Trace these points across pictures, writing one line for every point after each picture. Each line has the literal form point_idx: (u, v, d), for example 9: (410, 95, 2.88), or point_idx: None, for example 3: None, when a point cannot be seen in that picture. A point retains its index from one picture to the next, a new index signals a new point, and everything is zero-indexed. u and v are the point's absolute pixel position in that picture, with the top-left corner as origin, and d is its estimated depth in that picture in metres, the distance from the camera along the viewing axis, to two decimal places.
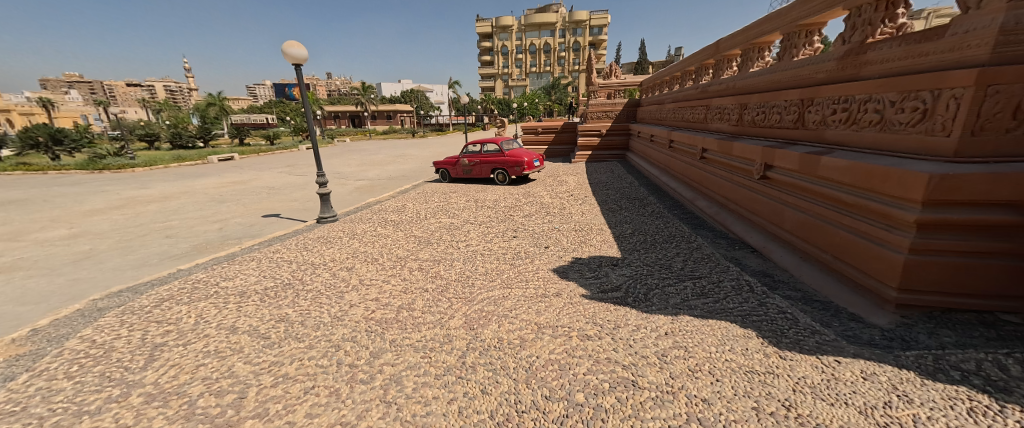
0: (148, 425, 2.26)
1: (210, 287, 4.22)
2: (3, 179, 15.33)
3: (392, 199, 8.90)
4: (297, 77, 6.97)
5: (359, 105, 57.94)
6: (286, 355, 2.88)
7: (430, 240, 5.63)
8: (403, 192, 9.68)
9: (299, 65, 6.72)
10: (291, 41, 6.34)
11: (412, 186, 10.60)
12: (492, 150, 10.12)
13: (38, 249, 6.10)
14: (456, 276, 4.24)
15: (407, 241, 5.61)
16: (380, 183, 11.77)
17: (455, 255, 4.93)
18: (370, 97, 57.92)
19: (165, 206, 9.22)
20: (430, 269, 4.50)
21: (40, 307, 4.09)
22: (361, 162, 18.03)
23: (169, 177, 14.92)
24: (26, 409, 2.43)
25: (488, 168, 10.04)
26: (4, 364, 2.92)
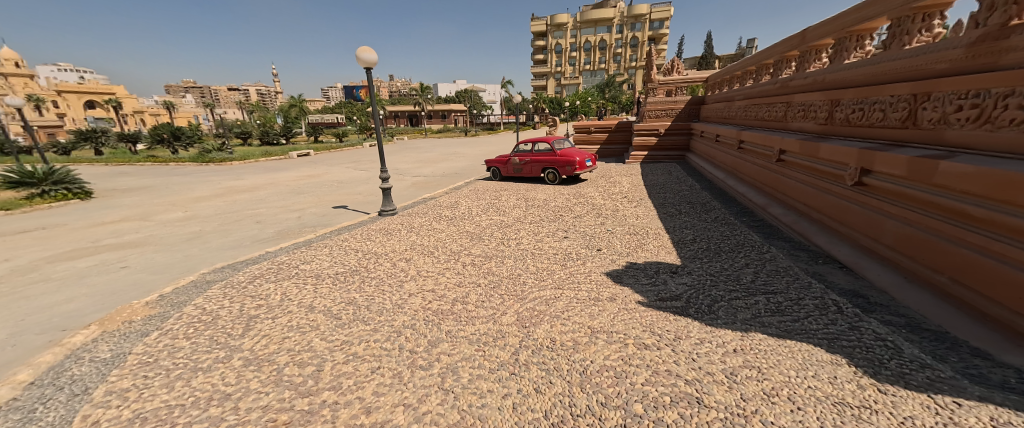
0: (247, 386, 2.59)
1: (291, 268, 4.74)
2: (137, 169, 18.60)
3: (446, 195, 9.26)
4: (368, 80, 7.53)
5: (418, 105, 61.11)
6: (356, 336, 3.14)
7: (482, 236, 5.77)
8: (457, 189, 10.03)
9: (370, 68, 7.25)
10: (364, 46, 6.87)
11: (465, 183, 10.94)
12: (543, 149, 10.06)
13: (162, 228, 7.31)
14: (507, 273, 4.30)
15: (460, 236, 5.80)
16: (435, 180, 12.29)
17: (506, 252, 5.01)
18: (429, 97, 60.83)
19: (256, 196, 10.52)
20: (482, 264, 4.62)
21: (164, 277, 4.90)
22: (418, 159, 18.98)
23: (257, 170, 16.95)
24: (157, 361, 2.92)
25: (540, 167, 9.99)
26: (141, 322, 3.54)
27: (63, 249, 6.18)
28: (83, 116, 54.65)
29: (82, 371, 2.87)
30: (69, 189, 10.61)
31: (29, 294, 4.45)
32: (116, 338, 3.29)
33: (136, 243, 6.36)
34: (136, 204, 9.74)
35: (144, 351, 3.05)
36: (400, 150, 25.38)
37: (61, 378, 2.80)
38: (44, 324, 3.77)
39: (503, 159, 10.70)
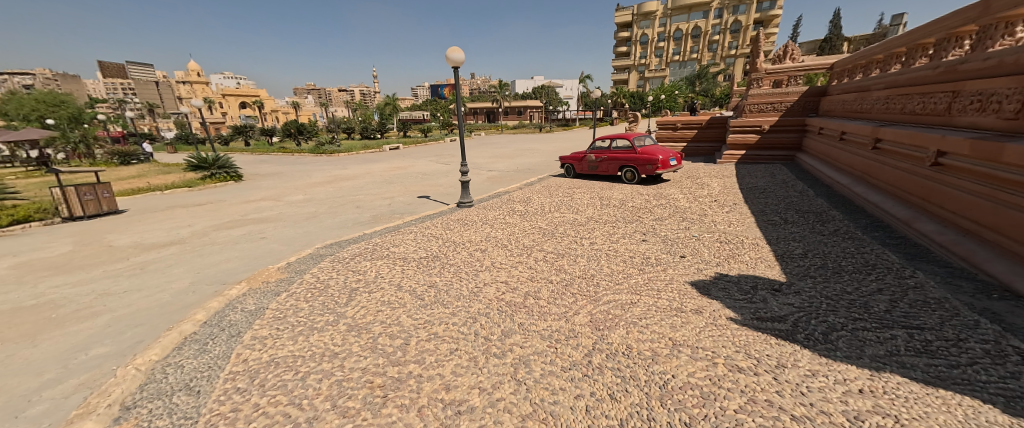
0: (349, 348, 2.97)
1: (384, 250, 5.28)
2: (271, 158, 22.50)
3: (520, 190, 9.40)
4: (454, 78, 7.95)
5: (498, 102, 62.91)
6: (437, 317, 3.37)
7: (554, 233, 5.72)
8: (531, 184, 10.11)
9: (457, 68, 7.65)
10: (454, 47, 7.29)
11: (540, 179, 10.96)
12: (622, 146, 9.50)
13: (287, 208, 8.72)
14: (580, 272, 4.20)
15: (532, 232, 5.84)
16: (511, 175, 12.53)
17: (579, 251, 4.89)
18: (508, 94, 62.15)
19: (356, 183, 11.95)
20: (554, 261, 4.58)
21: (289, 248, 5.86)
22: (495, 154, 19.56)
23: (358, 161, 19.22)
24: (284, 318, 3.52)
25: (618, 166, 9.51)
26: (274, 284, 4.29)
27: (223, 220, 7.78)
28: (238, 114, 67.89)
29: (235, 318, 3.60)
30: (227, 173, 13.32)
31: (202, 253, 5.70)
32: (257, 295, 4.05)
33: (271, 219, 7.72)
34: (271, 187, 11.78)
35: (275, 308, 3.70)
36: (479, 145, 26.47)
37: (222, 322, 3.54)
38: (210, 277, 4.80)
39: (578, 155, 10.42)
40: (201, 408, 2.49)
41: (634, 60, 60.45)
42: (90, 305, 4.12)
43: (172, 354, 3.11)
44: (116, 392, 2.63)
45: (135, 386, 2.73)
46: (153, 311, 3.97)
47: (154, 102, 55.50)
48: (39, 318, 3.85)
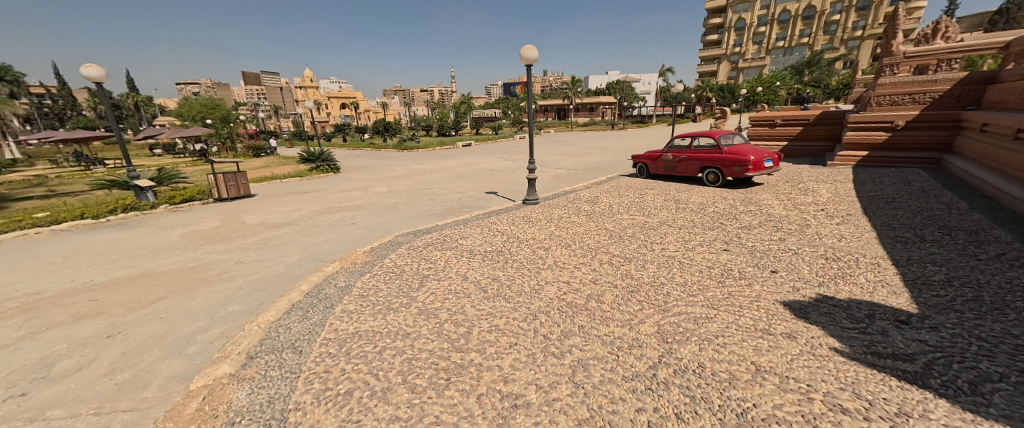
0: (416, 330, 3.18)
1: (453, 241, 5.55)
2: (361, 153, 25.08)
3: (588, 189, 9.16)
4: (527, 76, 7.99)
5: (569, 99, 61.95)
6: (501, 310, 3.45)
7: (622, 235, 5.46)
8: (599, 184, 9.79)
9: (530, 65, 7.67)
10: (527, 44, 7.31)
11: (609, 178, 10.57)
12: (705, 144, 8.71)
13: (373, 198, 9.65)
14: (649, 279, 3.95)
15: (598, 233, 5.65)
16: (580, 173, 12.28)
17: (649, 256, 4.60)
18: (581, 91, 60.75)
19: (431, 177, 12.74)
20: (620, 265, 4.38)
21: (373, 234, 6.49)
22: (563, 152, 19.33)
23: (434, 157, 20.48)
24: (365, 296, 3.90)
25: (699, 166, 8.73)
26: (359, 265, 4.79)
27: (321, 206, 8.89)
28: (338, 114, 77.02)
29: (329, 292, 4.10)
30: (327, 165, 15.19)
31: (306, 234, 6.59)
32: (346, 274, 4.57)
33: (360, 207, 8.63)
34: (360, 179, 13.14)
35: (360, 287, 4.13)
36: (549, 143, 26.29)
37: (319, 294, 4.07)
38: (312, 255, 5.53)
39: (653, 154, 9.81)
40: (301, 367, 2.87)
41: (723, 48, 53.94)
42: (228, 269, 5.03)
43: (281, 317, 3.65)
44: (245, 343, 3.20)
45: (255, 340, 3.26)
46: (270, 279, 4.71)
47: (277, 105, 65.84)
48: (194, 277, 4.80)
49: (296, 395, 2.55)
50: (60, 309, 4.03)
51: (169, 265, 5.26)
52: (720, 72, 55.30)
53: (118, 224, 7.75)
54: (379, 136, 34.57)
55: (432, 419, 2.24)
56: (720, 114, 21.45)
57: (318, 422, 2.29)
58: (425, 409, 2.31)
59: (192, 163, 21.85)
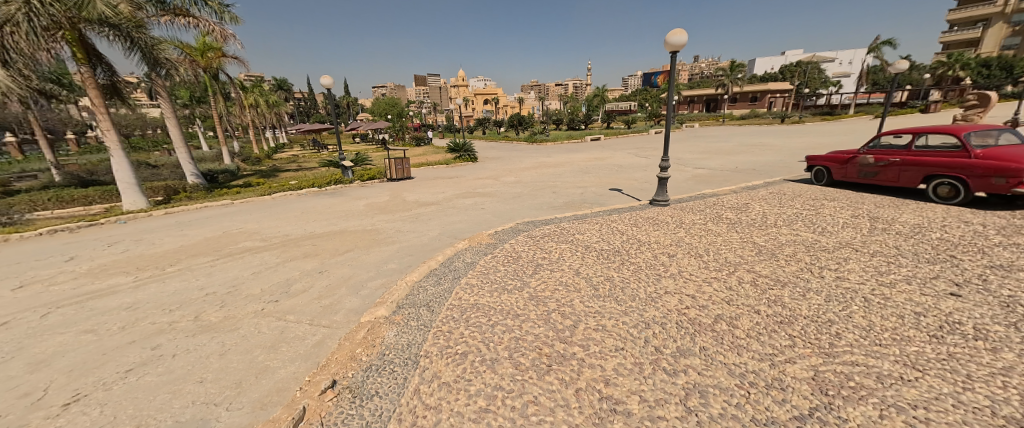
0: (530, 314, 3.53)
1: (570, 235, 5.79)
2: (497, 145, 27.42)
3: (733, 194, 8.22)
4: (672, 63, 7.54)
5: (722, 89, 54.67)
6: (610, 311, 3.53)
7: (775, 254, 4.77)
8: (749, 189, 8.64)
9: (677, 51, 7.22)
10: (676, 29, 6.89)
11: (764, 184, 9.19)
12: (937, 144, 6.35)
13: (501, 187, 10.59)
14: (810, 313, 3.38)
15: (741, 246, 5.08)
16: (724, 175, 10.98)
17: (809, 283, 3.95)
18: (740, 77, 52.53)
19: (556, 170, 13.17)
20: (765, 287, 3.91)
21: (497, 220, 7.18)
22: (706, 150, 17.42)
23: (562, 150, 20.99)
24: (489, 274, 4.48)
25: (922, 174, 6.51)
26: (487, 247, 5.42)
27: (458, 190, 10.22)
28: (479, 109, 85.47)
29: (457, 266, 4.83)
30: (468, 155, 17.24)
31: (446, 213, 7.74)
32: (471, 253, 5.26)
33: (491, 194, 9.57)
34: (492, 168, 14.48)
35: (482, 265, 4.74)
36: (691, 139, 23.74)
37: (451, 266, 4.84)
38: (448, 232, 6.50)
39: (844, 156, 7.94)
40: (430, 323, 3.51)
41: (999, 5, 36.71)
42: (390, 235, 6.34)
43: (420, 279, 4.48)
44: (397, 296, 4.07)
45: (401, 295, 4.10)
46: (417, 247, 5.76)
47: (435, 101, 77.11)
48: (368, 238, 6.21)
49: (425, 345, 3.15)
50: (295, 247, 5.77)
51: (354, 226, 6.92)
52: (988, 39, 37.99)
53: (329, 192, 10.45)
54: (515, 128, 36.93)
55: (531, 398, 2.49)
56: (975, 100, 14.13)
57: (439, 372, 2.80)
58: (526, 387, 2.59)
59: (373, 150, 27.57)
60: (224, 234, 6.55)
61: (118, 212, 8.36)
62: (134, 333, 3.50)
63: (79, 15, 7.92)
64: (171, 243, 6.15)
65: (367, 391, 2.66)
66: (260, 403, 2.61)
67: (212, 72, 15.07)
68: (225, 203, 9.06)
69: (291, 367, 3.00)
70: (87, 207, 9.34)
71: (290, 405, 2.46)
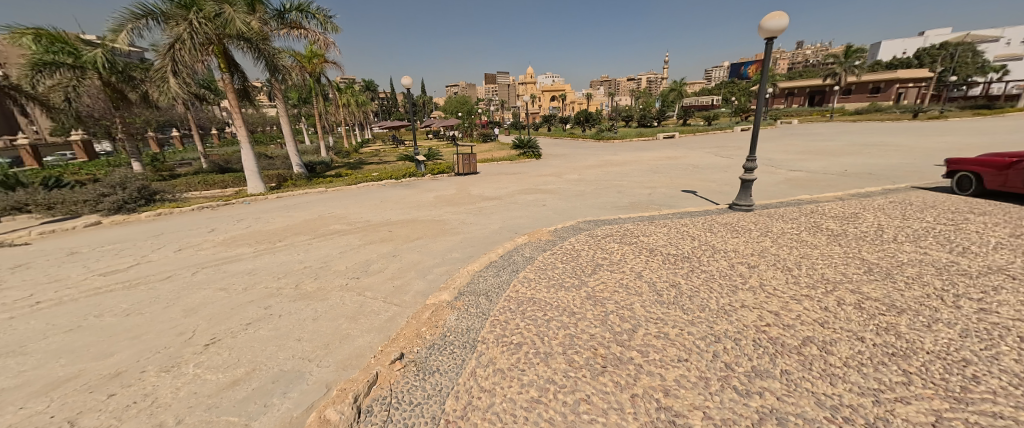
0: (588, 313, 3.54)
1: (634, 236, 5.63)
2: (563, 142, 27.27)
3: (831, 202, 7.24)
4: (768, 50, 6.82)
5: (829, 79, 47.54)
6: (672, 319, 3.40)
7: (886, 273, 4.12)
8: (854, 197, 7.52)
9: (773, 36, 6.51)
10: (773, 12, 6.22)
11: (875, 192, 7.92)
12: None
13: (564, 184, 10.58)
14: (934, 348, 2.85)
15: (841, 261, 4.48)
16: (822, 179, 9.67)
17: (930, 311, 3.35)
18: (855, 65, 45.14)
19: (623, 169, 12.75)
20: (871, 311, 3.40)
21: (557, 217, 7.22)
22: (802, 150, 15.42)
23: (631, 148, 20.18)
24: (549, 270, 4.56)
25: None
26: (549, 244, 5.49)
27: (521, 186, 10.45)
28: (546, 106, 85.48)
29: (516, 260, 5.00)
30: (532, 152, 17.44)
31: (508, 208, 7.99)
32: (530, 248, 5.39)
33: (555, 192, 9.61)
34: (556, 166, 14.49)
35: (540, 261, 4.86)
36: (784, 138, 21.14)
37: (510, 259, 5.02)
38: (509, 226, 6.72)
39: (1002, 161, 6.46)
40: (488, 311, 3.71)
41: None
42: (456, 226, 6.74)
43: (481, 269, 4.73)
44: (461, 283, 4.34)
45: (463, 283, 4.38)
46: (479, 239, 6.05)
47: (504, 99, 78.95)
48: (436, 227, 6.68)
49: (482, 332, 3.35)
50: (375, 232, 6.42)
51: (425, 216, 7.48)
52: None
53: (403, 183, 11.41)
54: (582, 125, 36.31)
55: (583, 396, 2.53)
56: None
57: (495, 359, 2.97)
58: (578, 384, 2.64)
59: (444, 146, 29.19)
60: (318, 217, 7.54)
61: (242, 195, 10.06)
62: (252, 294, 4.25)
63: (223, 32, 9.65)
64: (280, 222, 7.27)
65: (430, 366, 2.92)
66: (343, 364, 3.02)
67: (315, 77, 17.24)
68: (320, 191, 10.38)
69: (367, 337, 3.41)
70: (221, 190, 11.39)
71: (366, 369, 2.81)
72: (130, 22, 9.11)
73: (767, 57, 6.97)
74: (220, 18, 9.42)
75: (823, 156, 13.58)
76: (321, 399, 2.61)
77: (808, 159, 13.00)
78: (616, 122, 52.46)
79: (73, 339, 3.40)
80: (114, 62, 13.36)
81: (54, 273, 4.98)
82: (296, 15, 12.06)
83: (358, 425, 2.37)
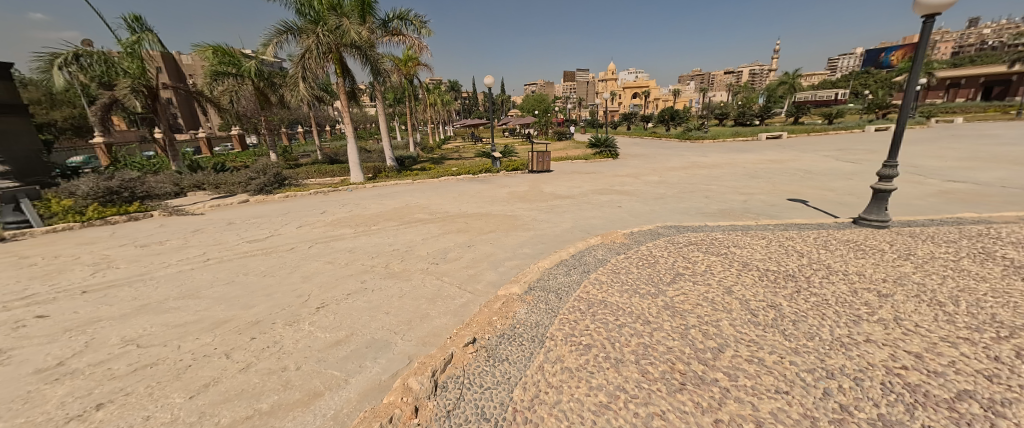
0: (667, 325, 3.33)
1: (722, 247, 5.12)
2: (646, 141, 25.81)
3: (1002, 223, 5.71)
4: (925, 30, 5.58)
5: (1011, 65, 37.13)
6: (767, 343, 3.03)
7: None
8: None
9: (933, 13, 5.32)
10: None
11: None
12: None
13: (644, 186, 10.02)
14: None
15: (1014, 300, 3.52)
16: (992, 194, 7.62)
17: None
18: None
19: (714, 173, 11.62)
20: None
21: (635, 220, 6.91)
22: (962, 156, 12.36)
23: (724, 149, 18.28)
24: (624, 274, 4.40)
25: None
26: (625, 247, 5.29)
27: (596, 186, 10.19)
28: (629, 103, 81.64)
29: (587, 260, 4.91)
30: (610, 151, 16.83)
31: (582, 208, 7.87)
32: (603, 250, 5.25)
33: (633, 193, 9.19)
34: (636, 166, 13.77)
35: (613, 264, 4.71)
36: (935, 140, 17.07)
37: (582, 259, 4.96)
38: (582, 226, 6.63)
39: None
40: (558, 309, 3.73)
41: None
42: (529, 222, 6.86)
43: (551, 267, 4.76)
44: (533, 278, 4.43)
45: (533, 278, 4.45)
46: (551, 237, 6.08)
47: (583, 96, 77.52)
48: (510, 222, 6.89)
49: (551, 328, 3.39)
50: (454, 223, 6.88)
51: (499, 211, 7.76)
52: None
53: (479, 179, 11.96)
54: (667, 124, 33.88)
55: (657, 411, 2.42)
56: None
57: (563, 357, 2.98)
58: (652, 398, 2.52)
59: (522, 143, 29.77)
60: (406, 206, 8.32)
61: (346, 183, 11.52)
62: (352, 269, 4.89)
63: (340, 42, 11.14)
64: (375, 208, 8.19)
65: (500, 354, 3.05)
66: (422, 341, 3.32)
67: (410, 78, 18.88)
68: (409, 182, 11.41)
69: (444, 319, 3.68)
70: (331, 178, 13.18)
71: (443, 348, 3.04)
72: (275, 37, 11.03)
73: (923, 39, 5.68)
74: (339, 30, 10.90)
75: (996, 164, 10.66)
76: (404, 369, 2.91)
77: (971, 168, 10.33)
78: (708, 120, 47.74)
79: (229, 291, 4.30)
80: (262, 71, 16.36)
81: (217, 237, 6.33)
82: (397, 23, 13.35)
83: (435, 397, 2.59)
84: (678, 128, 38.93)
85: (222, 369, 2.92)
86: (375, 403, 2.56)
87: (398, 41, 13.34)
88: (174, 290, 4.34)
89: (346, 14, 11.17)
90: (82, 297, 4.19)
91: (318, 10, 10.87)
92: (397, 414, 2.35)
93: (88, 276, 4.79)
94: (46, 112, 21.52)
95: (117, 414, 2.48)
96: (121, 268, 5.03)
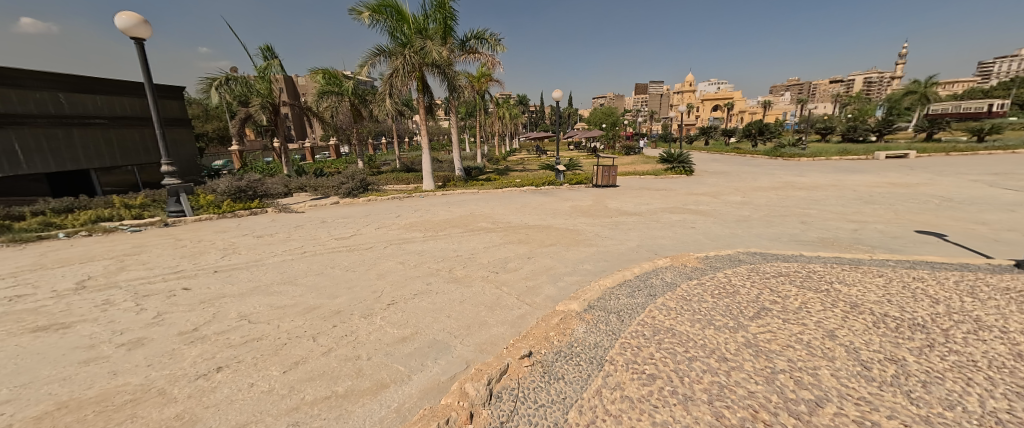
0: (747, 364, 2.96)
1: (822, 282, 4.43)
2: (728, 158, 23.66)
3: None
4: None
5: None
6: (884, 405, 2.51)
7: None
8: None
9: None
10: None
11: None
12: None
13: (724, 207, 9.13)
14: None
15: None
16: None
17: None
18: None
19: (813, 195, 10.17)
20: None
21: (712, 244, 6.32)
22: None
23: (828, 169, 15.94)
24: (696, 302, 4.02)
25: None
26: (699, 273, 4.84)
27: (667, 204, 9.58)
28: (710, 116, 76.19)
29: (654, 282, 4.62)
30: (683, 167, 15.71)
31: (650, 226, 7.45)
32: (673, 273, 4.89)
33: (709, 213, 8.45)
34: (715, 184, 12.63)
35: (684, 290, 4.33)
36: None
37: (648, 281, 4.68)
38: (649, 246, 6.25)
39: None
40: (619, 331, 3.54)
41: None
42: (592, 238, 6.67)
43: (614, 286, 4.54)
44: (593, 296, 4.27)
45: (594, 296, 4.28)
46: (615, 254, 5.85)
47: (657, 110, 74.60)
48: (573, 237, 6.77)
49: (611, 351, 3.22)
50: (515, 234, 6.98)
51: (561, 224, 7.68)
52: None
53: (542, 191, 11.94)
54: (755, 138, 30.65)
55: None
56: None
57: (624, 384, 2.81)
58: None
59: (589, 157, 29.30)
60: (472, 214, 8.67)
61: (419, 190, 12.36)
62: (419, 271, 5.22)
63: (423, 61, 12.23)
64: (443, 215, 8.65)
65: (556, 371, 2.99)
66: (480, 347, 3.39)
67: (482, 94, 19.89)
68: (475, 192, 11.85)
69: (501, 329, 3.73)
70: (406, 186, 14.24)
71: (500, 357, 3.06)
72: (370, 59, 12.43)
73: None
74: (423, 51, 11.96)
75: None
76: (461, 373, 3.00)
77: None
78: (808, 136, 42.22)
79: (318, 281, 4.89)
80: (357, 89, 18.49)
81: (312, 234, 7.24)
82: (474, 42, 14.19)
83: (489, 406, 2.62)
84: (768, 143, 34.84)
85: (309, 350, 3.30)
86: (433, 403, 2.67)
87: (475, 58, 14.01)
88: (279, 276, 5.06)
89: (430, 36, 12.23)
90: (214, 275, 5.11)
91: (407, 34, 12.04)
92: (454, 417, 2.41)
93: (220, 258, 5.83)
94: (202, 125, 26.84)
95: (231, 378, 2.94)
96: (242, 254, 6.03)
